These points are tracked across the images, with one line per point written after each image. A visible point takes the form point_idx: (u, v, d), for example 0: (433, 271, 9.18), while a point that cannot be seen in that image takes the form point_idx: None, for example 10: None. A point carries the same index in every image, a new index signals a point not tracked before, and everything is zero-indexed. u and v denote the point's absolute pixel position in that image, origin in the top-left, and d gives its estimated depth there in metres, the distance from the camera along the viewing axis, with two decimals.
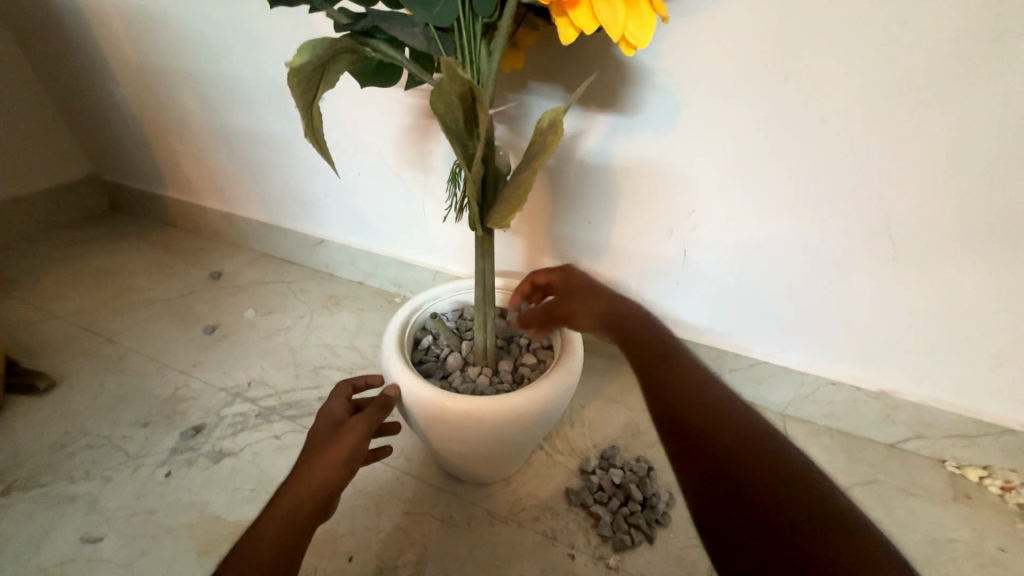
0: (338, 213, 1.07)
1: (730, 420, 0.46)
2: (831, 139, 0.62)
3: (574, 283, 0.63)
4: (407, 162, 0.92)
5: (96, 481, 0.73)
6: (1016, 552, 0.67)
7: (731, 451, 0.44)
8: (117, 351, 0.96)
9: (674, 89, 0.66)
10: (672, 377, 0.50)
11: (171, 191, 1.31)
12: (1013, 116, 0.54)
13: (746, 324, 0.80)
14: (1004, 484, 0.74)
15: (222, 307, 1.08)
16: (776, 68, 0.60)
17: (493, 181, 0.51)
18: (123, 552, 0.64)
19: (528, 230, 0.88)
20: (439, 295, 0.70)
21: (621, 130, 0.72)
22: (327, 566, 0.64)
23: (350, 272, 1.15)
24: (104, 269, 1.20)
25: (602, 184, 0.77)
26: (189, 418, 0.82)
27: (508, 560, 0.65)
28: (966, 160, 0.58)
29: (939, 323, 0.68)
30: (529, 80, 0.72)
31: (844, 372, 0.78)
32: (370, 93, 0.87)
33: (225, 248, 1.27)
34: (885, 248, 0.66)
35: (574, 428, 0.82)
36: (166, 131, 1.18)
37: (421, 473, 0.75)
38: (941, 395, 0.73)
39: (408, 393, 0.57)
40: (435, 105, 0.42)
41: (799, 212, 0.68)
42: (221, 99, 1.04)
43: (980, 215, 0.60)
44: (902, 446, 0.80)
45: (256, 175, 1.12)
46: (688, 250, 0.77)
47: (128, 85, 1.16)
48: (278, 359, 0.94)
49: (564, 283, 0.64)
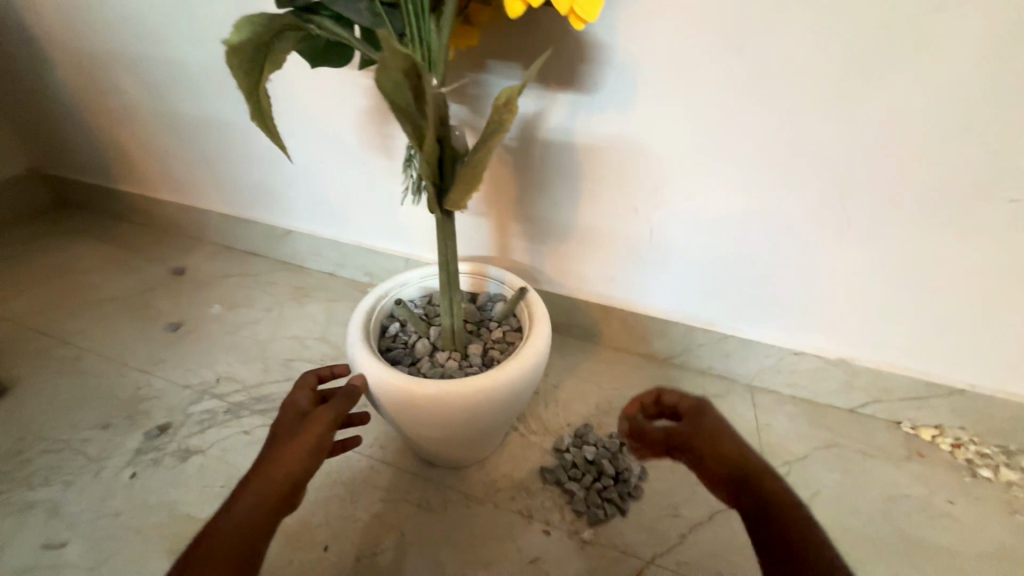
0: (302, 202, 1.04)
1: (792, 506, 0.54)
2: (786, 113, 0.62)
3: (705, 426, 0.64)
4: (370, 147, 0.89)
5: (56, 486, 0.71)
6: (963, 503, 0.72)
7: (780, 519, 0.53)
8: (74, 352, 0.92)
9: (635, 66, 0.65)
10: (764, 477, 0.57)
11: (124, 185, 1.25)
12: (954, 87, 0.56)
13: (713, 300, 0.82)
14: (954, 441, 0.78)
15: (185, 303, 1.04)
16: (731, 43, 0.60)
17: (449, 161, 0.50)
18: (89, 556, 0.63)
19: (496, 213, 0.87)
20: (407, 281, 0.69)
21: (583, 108, 0.71)
22: (301, 557, 0.64)
23: (318, 263, 1.12)
24: (57, 269, 1.15)
25: (568, 164, 0.77)
26: (153, 417, 0.80)
27: (484, 540, 0.66)
28: (914, 131, 0.59)
29: (891, 291, 0.70)
30: (488, 59, 0.70)
31: (806, 342, 0.80)
32: (327, 76, 0.84)
33: (186, 242, 1.23)
34: (841, 219, 0.67)
35: (548, 408, 0.83)
36: (113, 120, 1.12)
37: (395, 460, 0.75)
38: (895, 360, 0.77)
39: (374, 381, 0.56)
40: (380, 82, 0.40)
41: (759, 187, 0.69)
42: (170, 85, 0.99)
43: (927, 185, 0.62)
44: (861, 410, 0.83)
45: (213, 164, 1.08)
46: (654, 228, 0.78)
47: (69, 72, 1.09)
48: (246, 353, 0.92)
49: (692, 427, 0.66)
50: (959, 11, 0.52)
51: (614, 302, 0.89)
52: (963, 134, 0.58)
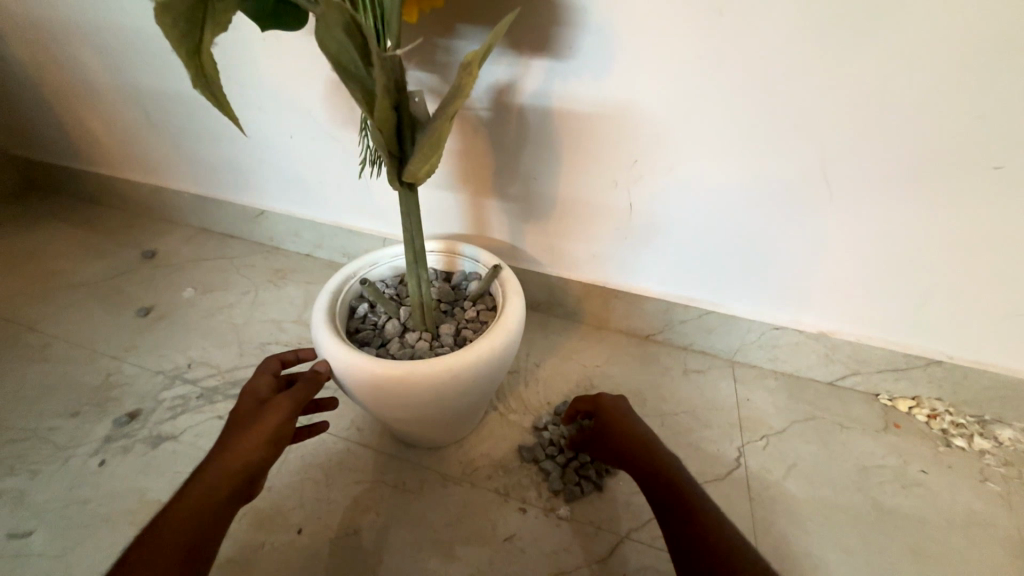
0: (274, 181, 1.00)
1: (693, 491, 0.52)
2: (767, 78, 0.60)
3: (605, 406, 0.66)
4: (339, 120, 0.85)
5: (22, 476, 0.69)
6: (935, 472, 0.72)
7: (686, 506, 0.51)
8: (40, 339, 0.89)
9: (609, 28, 0.62)
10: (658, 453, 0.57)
11: (89, 165, 1.20)
12: (942, 47, 0.53)
13: (694, 275, 0.81)
14: (930, 412, 0.79)
15: (157, 287, 1.01)
16: (710, 2, 0.57)
17: (409, 129, 0.47)
18: (57, 544, 0.62)
19: (472, 189, 0.84)
20: (377, 260, 0.67)
21: (558, 75, 0.68)
22: (276, 540, 0.63)
23: (295, 243, 1.09)
24: (22, 254, 1.11)
25: (544, 136, 0.74)
26: (123, 404, 0.78)
27: (460, 519, 0.65)
28: (898, 96, 0.57)
29: (871, 263, 0.69)
30: (457, 23, 0.66)
31: (787, 317, 0.80)
32: (290, 44, 0.80)
33: (158, 225, 1.18)
34: (823, 190, 0.65)
35: (528, 387, 0.82)
36: (71, 96, 1.07)
37: (373, 442, 0.74)
38: (875, 333, 0.76)
39: (339, 364, 0.55)
40: (323, 41, 0.37)
41: (740, 157, 0.66)
42: (126, 56, 0.94)
43: (911, 152, 0.60)
44: (840, 384, 0.83)
45: (179, 142, 1.03)
46: (634, 201, 0.76)
47: (19, 44, 1.03)
48: (220, 338, 0.90)
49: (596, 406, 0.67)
50: None
51: (595, 280, 0.87)
52: (948, 99, 0.55)
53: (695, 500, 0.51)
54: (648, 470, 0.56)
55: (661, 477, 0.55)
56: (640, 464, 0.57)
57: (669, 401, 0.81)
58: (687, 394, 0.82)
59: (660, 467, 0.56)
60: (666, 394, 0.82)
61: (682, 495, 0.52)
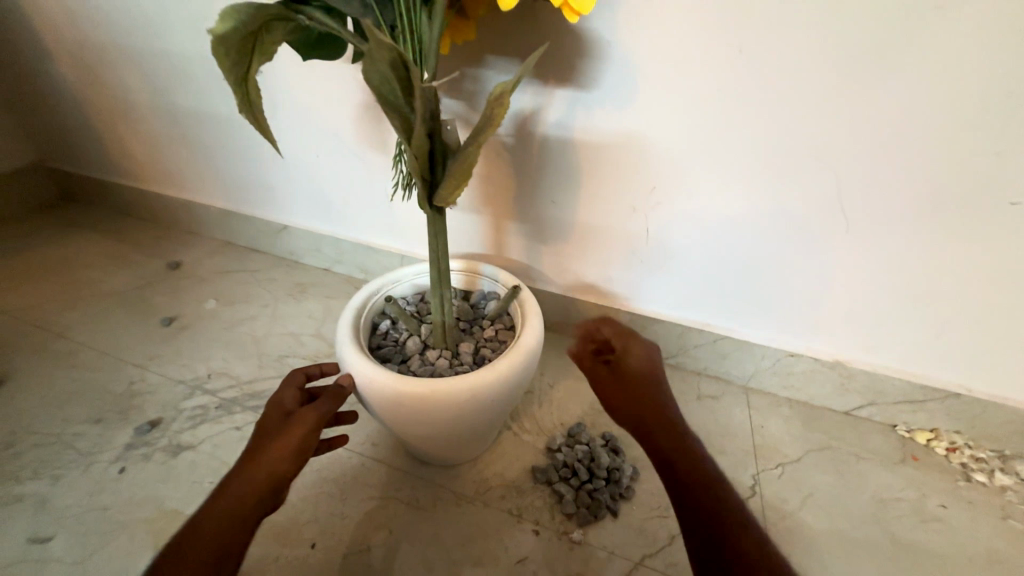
0: (299, 197, 1.04)
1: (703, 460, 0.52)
2: (784, 112, 0.62)
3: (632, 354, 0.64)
4: (366, 142, 0.89)
5: (45, 480, 0.70)
6: (956, 508, 0.71)
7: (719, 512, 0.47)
8: (68, 346, 0.92)
9: (632, 62, 0.65)
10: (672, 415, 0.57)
11: (122, 179, 1.24)
12: (957, 86, 0.55)
13: (709, 301, 0.82)
14: (949, 445, 0.78)
15: (182, 297, 1.04)
16: (730, 40, 0.60)
17: (441, 156, 0.49)
18: (75, 550, 0.63)
19: (492, 212, 0.87)
20: (400, 278, 0.69)
21: (581, 105, 0.70)
22: (290, 554, 0.64)
23: (315, 259, 1.12)
24: (53, 262, 1.14)
25: (564, 162, 0.76)
26: (145, 412, 0.79)
27: (473, 539, 0.65)
28: (912, 131, 0.58)
29: (887, 292, 0.70)
30: (485, 55, 0.70)
31: (802, 344, 0.80)
32: (323, 71, 0.84)
33: (184, 237, 1.22)
34: (839, 220, 0.67)
35: (542, 407, 0.82)
36: (112, 114, 1.12)
37: (387, 458, 0.74)
38: (892, 363, 0.76)
39: (363, 380, 0.56)
40: (368, 74, 0.40)
41: (758, 186, 0.68)
42: (167, 78, 0.99)
43: (927, 185, 0.61)
44: (856, 413, 0.82)
45: (210, 159, 1.07)
46: (650, 227, 0.77)
47: (68, 66, 1.09)
48: (241, 349, 0.92)
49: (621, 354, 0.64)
50: (959, 11, 0.51)
51: (610, 302, 0.88)
52: (961, 135, 0.57)
53: (728, 505, 0.47)
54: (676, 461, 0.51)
55: (693, 475, 0.50)
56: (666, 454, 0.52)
57: None
58: (701, 420, 0.82)
59: (695, 463, 0.51)
60: None
61: (714, 498, 0.48)
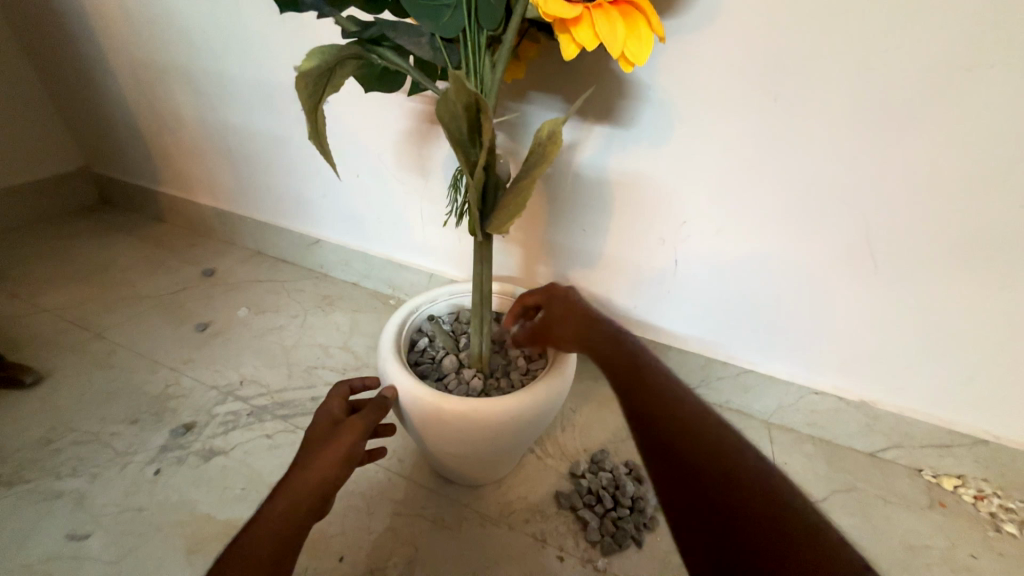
0: (335, 214, 1.08)
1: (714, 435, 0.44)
2: (818, 157, 0.64)
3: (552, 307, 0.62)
4: (405, 165, 0.93)
5: (83, 478, 0.72)
6: (987, 558, 0.70)
7: (717, 478, 0.41)
8: (107, 346, 0.95)
9: (669, 104, 0.68)
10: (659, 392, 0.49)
11: (164, 187, 1.30)
12: (985, 141, 0.57)
13: (734, 333, 0.82)
14: (977, 493, 0.77)
15: (215, 304, 1.07)
16: (767, 88, 0.63)
17: (493, 188, 0.52)
18: (111, 550, 0.64)
19: (523, 238, 0.90)
20: (436, 298, 0.71)
21: (618, 141, 0.74)
22: (317, 565, 0.64)
23: (344, 273, 1.15)
24: (95, 264, 1.19)
25: (599, 193, 0.79)
26: (179, 416, 0.82)
27: (498, 562, 0.65)
28: (942, 182, 0.60)
29: (917, 334, 0.70)
30: (529, 91, 0.74)
31: (827, 383, 0.80)
32: (370, 97, 0.89)
33: (218, 246, 1.27)
34: (868, 262, 0.68)
35: (564, 432, 0.83)
36: (161, 127, 1.18)
37: (412, 474, 0.75)
38: (919, 406, 0.76)
39: (405, 394, 0.57)
40: (441, 112, 0.43)
41: (790, 226, 0.70)
42: (219, 96, 1.05)
43: (960, 233, 0.62)
44: (881, 455, 0.82)
45: (251, 173, 1.12)
46: (679, 258, 0.79)
47: (125, 81, 1.16)
48: (270, 358, 0.94)
49: (557, 311, 0.62)
50: (992, 71, 0.54)
51: (635, 331, 0.90)
52: (996, 187, 0.59)
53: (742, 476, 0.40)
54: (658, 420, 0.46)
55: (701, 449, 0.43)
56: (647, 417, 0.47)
57: None
58: None
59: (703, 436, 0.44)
60: None
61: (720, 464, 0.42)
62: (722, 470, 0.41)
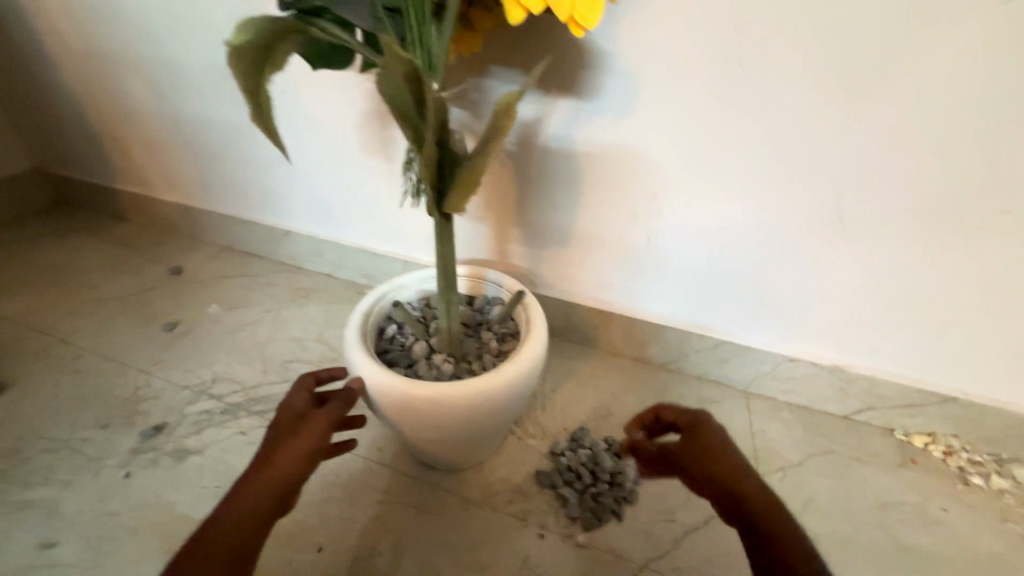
0: (302, 204, 1.04)
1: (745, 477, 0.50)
2: (785, 122, 0.63)
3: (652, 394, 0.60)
4: (370, 149, 0.90)
5: (52, 486, 0.70)
6: (956, 510, 0.72)
7: (756, 518, 0.48)
8: (72, 352, 0.92)
9: (633, 73, 0.66)
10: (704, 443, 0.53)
11: (124, 185, 1.25)
12: (946, 98, 0.57)
13: (709, 305, 0.82)
14: (947, 449, 0.79)
15: (185, 303, 1.04)
16: (730, 52, 0.61)
17: (450, 165, 0.50)
18: (85, 556, 0.63)
19: (494, 219, 0.88)
20: (405, 284, 0.70)
21: (584, 114, 0.72)
22: (297, 558, 0.64)
23: (317, 264, 1.12)
24: (55, 268, 1.14)
25: (568, 169, 0.77)
26: (150, 417, 0.80)
27: (479, 543, 0.65)
28: (906, 141, 0.60)
29: (886, 296, 0.71)
30: (490, 64, 0.71)
31: (801, 349, 0.81)
32: (328, 79, 0.85)
33: (185, 243, 1.23)
34: (837, 227, 0.68)
35: (544, 412, 0.83)
36: (114, 121, 1.13)
37: (392, 463, 0.74)
38: (889, 367, 0.77)
39: (373, 383, 0.56)
40: (382, 85, 0.42)
41: (760, 194, 0.69)
42: (172, 85, 1.00)
43: (925, 193, 0.62)
44: (855, 417, 0.83)
45: (213, 165, 1.08)
46: (652, 232, 0.78)
47: (71, 73, 1.10)
48: (244, 354, 0.92)
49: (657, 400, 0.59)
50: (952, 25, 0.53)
51: (612, 308, 0.89)
52: (958, 144, 0.59)
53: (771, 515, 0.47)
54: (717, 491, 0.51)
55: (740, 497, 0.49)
56: (687, 461, 0.54)
57: None
58: None
59: (739, 481, 0.50)
60: None
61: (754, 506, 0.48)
62: (752, 501, 0.49)
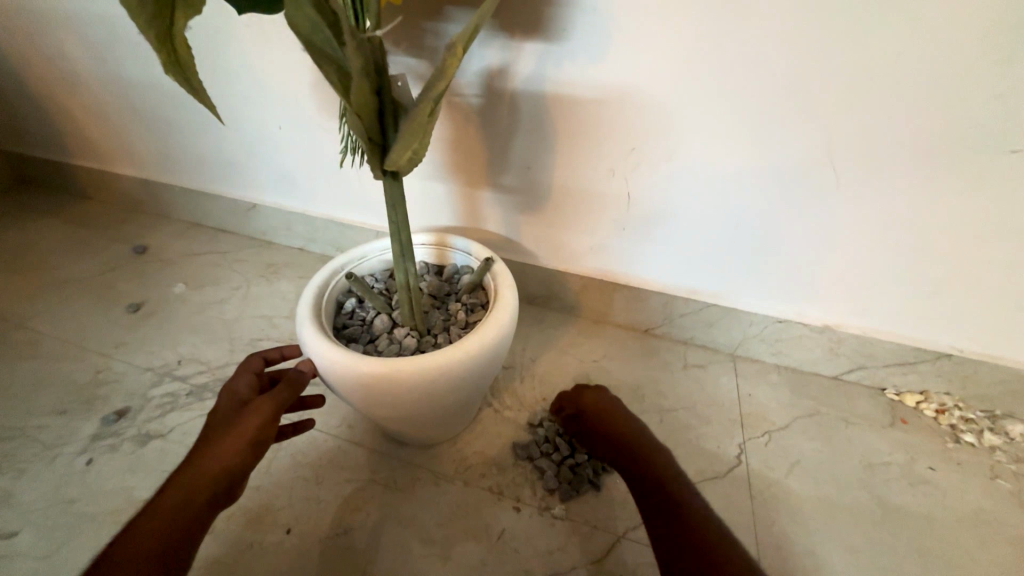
0: (265, 174, 0.98)
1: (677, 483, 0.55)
2: (773, 59, 0.57)
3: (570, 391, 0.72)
4: (328, 110, 0.83)
5: (8, 475, 0.68)
6: (945, 470, 0.70)
7: (673, 510, 0.52)
8: (30, 337, 0.88)
9: (603, 9, 0.59)
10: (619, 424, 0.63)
11: (80, 160, 1.18)
12: (955, 21, 0.50)
13: (693, 266, 0.78)
14: (939, 407, 0.76)
15: (149, 282, 1.00)
16: None
17: (392, 115, 0.45)
18: (41, 545, 0.61)
19: (465, 182, 0.82)
20: (367, 255, 0.66)
21: (552, 59, 0.65)
22: (264, 540, 0.62)
23: (288, 238, 1.07)
24: (13, 250, 1.09)
25: (538, 124, 0.71)
26: (111, 402, 0.77)
27: (452, 519, 0.64)
28: (908, 75, 0.54)
29: (879, 250, 0.66)
30: (447, 5, 0.63)
31: (789, 310, 0.77)
32: (275, 32, 0.77)
33: (150, 219, 1.17)
34: (829, 176, 0.62)
35: (523, 383, 0.80)
36: (58, 89, 1.05)
37: (365, 440, 0.72)
38: (882, 325, 0.74)
39: (325, 362, 0.53)
40: (295, 19, 0.36)
41: (744, 144, 0.64)
42: (113, 47, 0.92)
43: (926, 134, 0.57)
44: (845, 378, 0.81)
45: (168, 134, 1.01)
46: (631, 190, 0.73)
47: (5, 37, 1.01)
48: (210, 334, 0.88)
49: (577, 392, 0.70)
50: None
51: (593, 273, 0.85)
52: (966, 75, 0.52)
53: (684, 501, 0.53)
54: (662, 511, 0.53)
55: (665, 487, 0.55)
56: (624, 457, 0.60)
57: (668, 396, 0.79)
58: (688, 390, 0.80)
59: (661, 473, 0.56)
60: (666, 390, 0.80)
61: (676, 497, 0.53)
62: (672, 491, 0.54)
